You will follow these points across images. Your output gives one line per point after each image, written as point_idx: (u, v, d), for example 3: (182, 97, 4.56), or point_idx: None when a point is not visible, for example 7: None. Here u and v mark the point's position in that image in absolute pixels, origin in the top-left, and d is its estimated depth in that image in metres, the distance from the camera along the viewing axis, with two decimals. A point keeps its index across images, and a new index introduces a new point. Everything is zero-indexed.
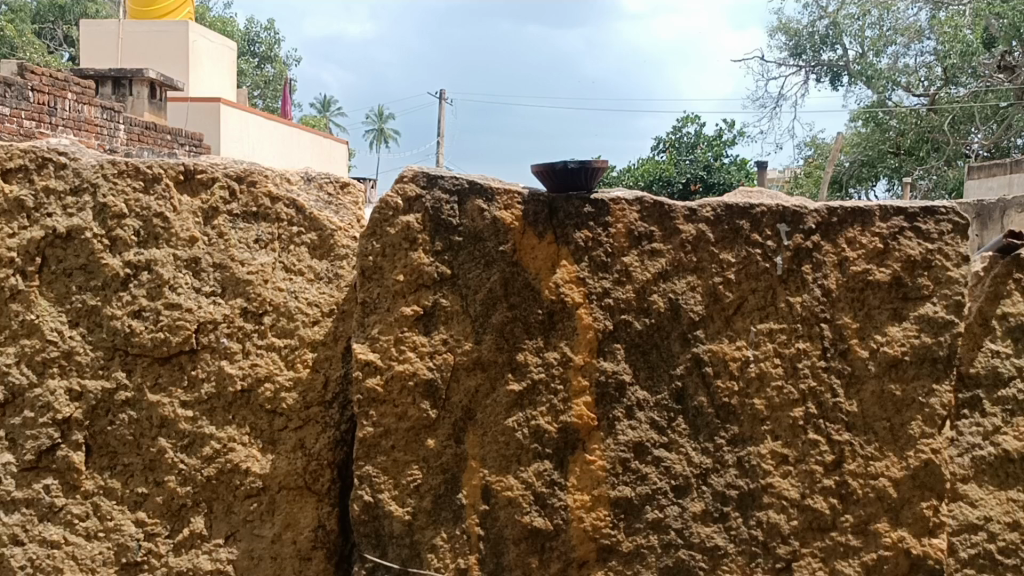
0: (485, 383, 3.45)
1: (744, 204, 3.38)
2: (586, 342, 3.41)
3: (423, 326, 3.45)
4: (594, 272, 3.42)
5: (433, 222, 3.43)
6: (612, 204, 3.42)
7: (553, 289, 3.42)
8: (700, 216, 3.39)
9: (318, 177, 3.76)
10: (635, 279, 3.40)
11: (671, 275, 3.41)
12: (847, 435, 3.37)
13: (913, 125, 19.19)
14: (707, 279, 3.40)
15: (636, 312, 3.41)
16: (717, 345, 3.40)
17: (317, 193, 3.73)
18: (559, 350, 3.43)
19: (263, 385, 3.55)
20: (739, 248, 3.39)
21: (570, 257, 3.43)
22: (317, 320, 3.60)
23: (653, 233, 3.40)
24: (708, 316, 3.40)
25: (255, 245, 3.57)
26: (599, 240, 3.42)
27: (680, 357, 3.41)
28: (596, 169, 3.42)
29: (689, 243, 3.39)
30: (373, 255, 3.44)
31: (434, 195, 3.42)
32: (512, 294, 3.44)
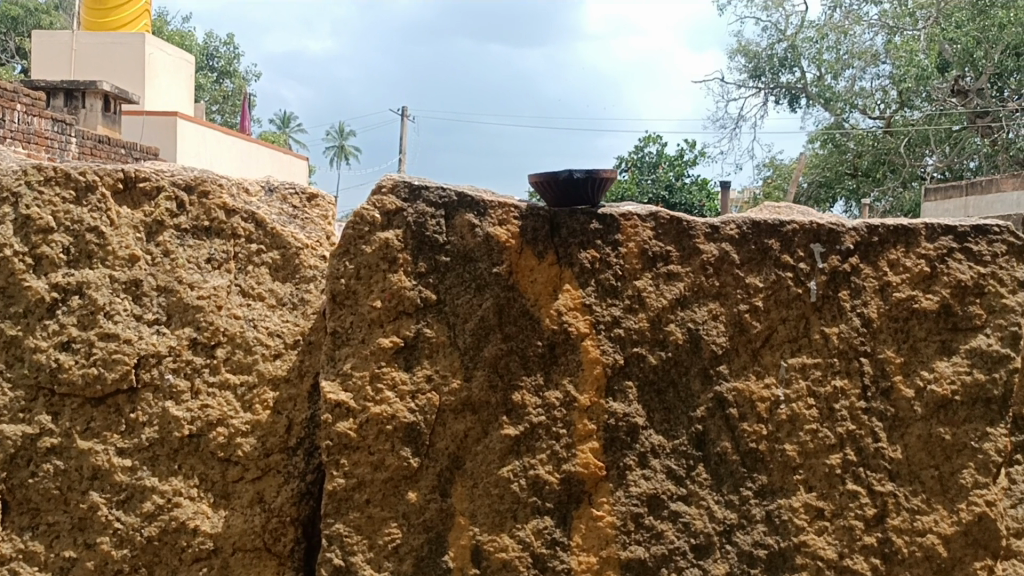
0: (476, 427, 2.99)
1: (773, 221, 2.96)
2: (592, 379, 2.97)
3: (403, 360, 3.00)
4: (602, 298, 2.98)
5: (416, 239, 2.98)
6: (623, 219, 2.98)
7: (555, 318, 2.98)
8: (723, 234, 2.96)
9: (281, 186, 3.26)
10: (648, 306, 2.96)
11: (690, 302, 2.97)
12: (890, 486, 2.95)
13: (873, 149, 18.23)
14: (731, 306, 2.96)
15: (650, 345, 2.97)
16: (743, 382, 2.97)
17: (280, 205, 3.22)
18: (561, 388, 2.98)
19: (215, 430, 3.04)
20: (768, 271, 2.96)
21: (575, 280, 2.99)
22: (279, 353, 3.09)
23: (670, 253, 2.97)
24: (733, 349, 2.97)
25: (206, 266, 3.07)
26: (608, 261, 2.98)
27: (700, 396, 2.97)
28: (604, 180, 2.97)
29: (711, 266, 2.96)
30: (346, 277, 2.99)
31: (417, 209, 2.98)
32: (507, 323, 2.98)
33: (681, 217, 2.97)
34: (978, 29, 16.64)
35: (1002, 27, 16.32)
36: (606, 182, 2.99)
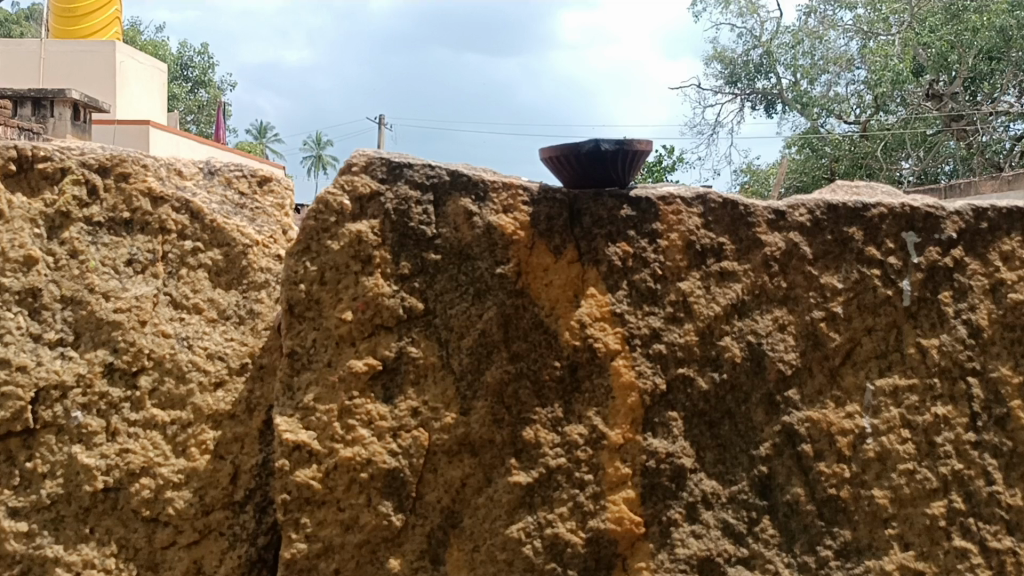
0: (477, 474, 2.33)
1: (855, 203, 2.35)
2: (626, 411, 2.31)
3: (381, 388, 2.33)
4: (637, 305, 2.33)
5: (397, 233, 2.32)
6: (662, 203, 2.34)
7: (577, 331, 2.32)
8: (790, 222, 2.34)
9: (222, 169, 2.55)
10: (697, 315, 2.32)
11: (749, 309, 2.34)
12: (1009, 542, 2.35)
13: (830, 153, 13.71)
14: (800, 312, 2.34)
15: (698, 364, 2.33)
16: (817, 410, 2.34)
17: (222, 192, 2.51)
18: (586, 422, 2.32)
19: (138, 482, 2.34)
20: (848, 267, 2.35)
21: (600, 283, 2.34)
22: (221, 381, 2.40)
23: (724, 246, 2.34)
24: (805, 368, 2.34)
25: (126, 270, 2.37)
26: (644, 258, 2.34)
27: (762, 428, 2.34)
28: (636, 154, 2.31)
29: (775, 261, 2.34)
30: (307, 282, 2.31)
31: (398, 193, 2.32)
32: (516, 339, 2.33)
33: (737, 199, 2.35)
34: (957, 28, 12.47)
35: (973, 31, 12.24)
36: (639, 156, 2.32)
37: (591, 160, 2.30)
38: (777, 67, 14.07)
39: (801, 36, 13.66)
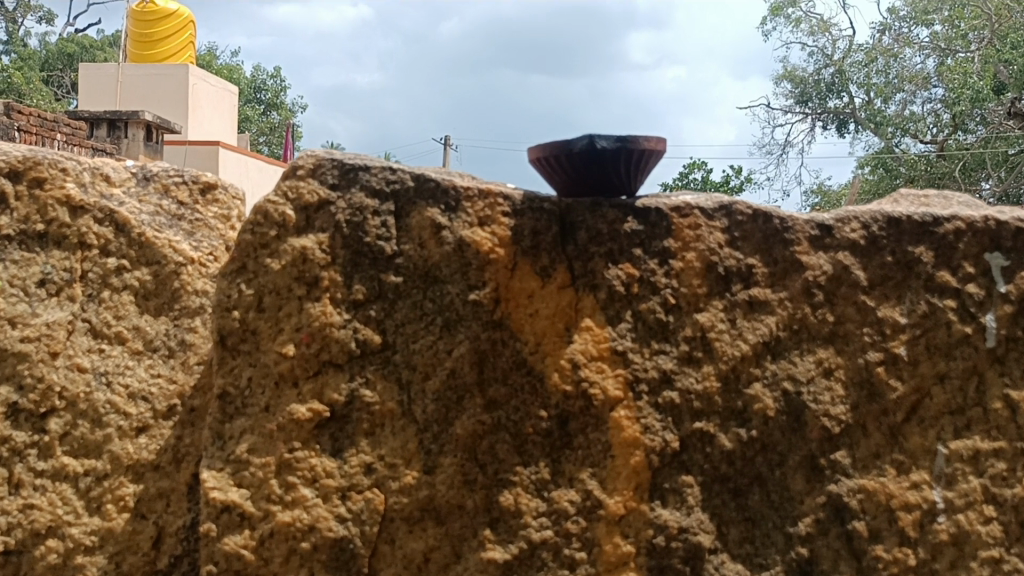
0: (444, 548, 1.88)
1: (923, 216, 1.86)
2: (628, 473, 1.85)
3: (328, 440, 1.89)
4: (644, 341, 1.87)
5: (350, 250, 1.90)
6: (677, 215, 1.88)
7: (568, 374, 1.87)
8: (839, 239, 1.86)
9: (159, 173, 2.19)
10: (719, 356, 1.85)
11: (785, 348, 1.86)
12: None
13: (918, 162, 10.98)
14: (851, 354, 1.86)
15: (720, 418, 1.86)
16: (872, 478, 1.86)
17: (157, 200, 2.15)
18: (579, 487, 1.86)
19: (44, 544, 1.94)
20: (914, 296, 1.86)
21: (598, 313, 1.88)
22: (145, 426, 2.02)
23: (754, 269, 1.86)
24: (857, 425, 1.86)
25: (37, 292, 1.98)
26: (652, 283, 1.87)
27: (802, 499, 1.86)
28: (643, 154, 1.86)
29: (820, 289, 1.86)
30: (242, 309, 1.91)
31: (351, 202, 1.90)
32: (492, 383, 1.89)
33: (771, 210, 1.87)
34: None
35: None
36: (646, 158, 1.87)
37: (586, 161, 1.86)
38: (848, 88, 12.37)
39: (875, 53, 11.90)
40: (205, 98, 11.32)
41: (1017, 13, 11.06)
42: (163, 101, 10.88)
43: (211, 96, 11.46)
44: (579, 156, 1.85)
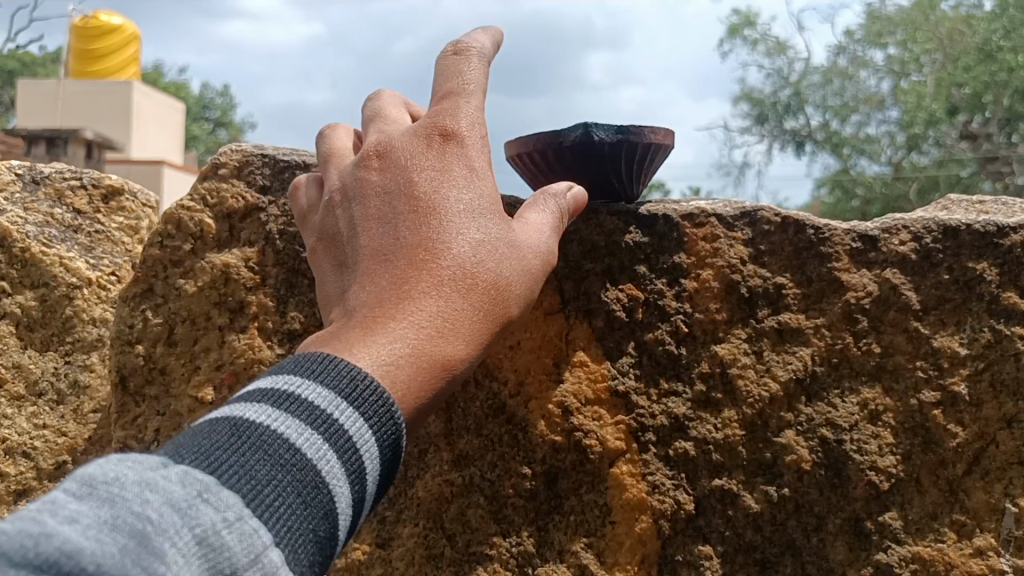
0: None
1: (985, 224, 1.54)
2: (631, 543, 1.49)
3: None
4: (649, 378, 1.54)
5: (284, 268, 1.52)
6: (689, 224, 1.56)
7: (558, 422, 1.52)
8: (886, 253, 1.54)
9: (52, 176, 1.79)
10: (743, 398, 1.51)
11: (822, 387, 1.52)
12: None
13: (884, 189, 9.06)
14: (901, 393, 1.52)
15: (744, 473, 1.51)
16: (929, 544, 1.50)
17: (48, 209, 1.75)
18: (571, 562, 1.49)
19: None
20: (975, 322, 1.53)
21: (593, 345, 1.55)
22: (26, 489, 1.63)
23: (784, 290, 1.53)
24: (910, 479, 1.51)
25: None
26: (659, 308, 1.54)
27: (845, 573, 1.49)
28: (648, 150, 1.49)
29: (864, 313, 1.52)
30: (149, 344, 1.54)
31: (286, 207, 1.53)
32: (462, 434, 1.53)
33: (803, 218, 1.55)
34: (989, 68, 8.12)
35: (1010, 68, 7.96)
36: (653, 153, 1.51)
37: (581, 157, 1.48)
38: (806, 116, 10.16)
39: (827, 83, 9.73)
40: (151, 113, 10.62)
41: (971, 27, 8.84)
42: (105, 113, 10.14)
43: (157, 113, 10.77)
44: (574, 152, 1.47)
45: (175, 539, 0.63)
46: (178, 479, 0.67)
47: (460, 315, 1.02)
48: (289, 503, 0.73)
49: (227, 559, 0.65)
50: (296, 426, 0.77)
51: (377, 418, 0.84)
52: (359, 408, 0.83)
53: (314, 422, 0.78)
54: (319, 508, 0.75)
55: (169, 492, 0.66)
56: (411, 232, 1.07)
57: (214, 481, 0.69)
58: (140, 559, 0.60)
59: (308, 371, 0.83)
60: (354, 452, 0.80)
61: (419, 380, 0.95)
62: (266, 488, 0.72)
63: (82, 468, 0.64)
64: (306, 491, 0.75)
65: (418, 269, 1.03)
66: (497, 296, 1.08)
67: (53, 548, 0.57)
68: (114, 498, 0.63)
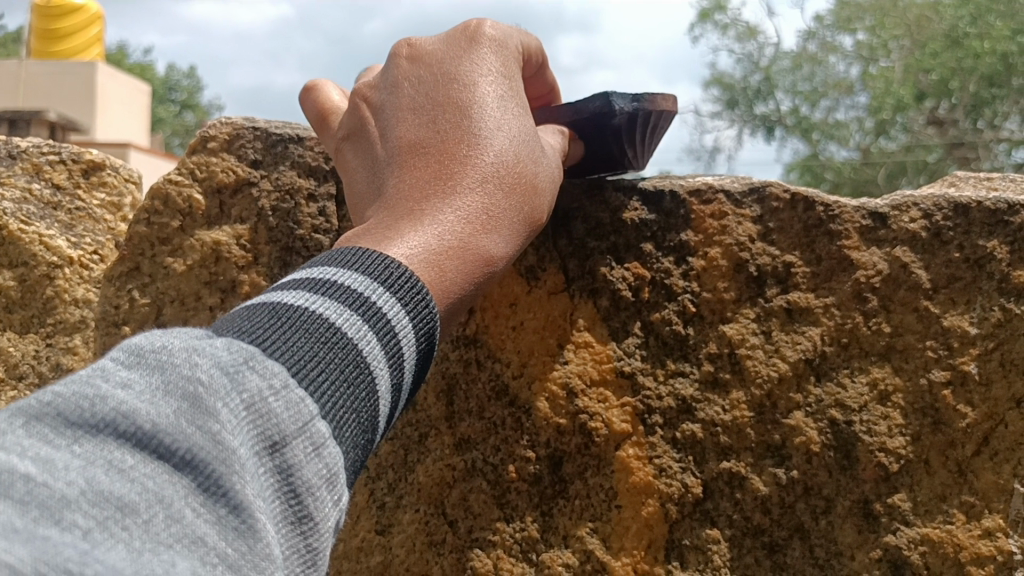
0: None
1: (996, 201, 1.48)
2: (638, 528, 1.46)
3: None
4: (656, 359, 1.50)
5: (277, 245, 1.45)
6: (696, 201, 1.51)
7: (562, 405, 1.48)
8: (896, 231, 1.49)
9: (29, 149, 1.71)
10: (751, 379, 1.48)
11: (832, 367, 1.49)
12: None
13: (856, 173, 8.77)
14: (911, 374, 1.48)
15: (753, 455, 1.48)
16: (937, 525, 1.46)
17: (25, 184, 1.68)
18: (576, 547, 1.46)
19: None
20: (984, 301, 1.48)
21: (598, 326, 1.51)
22: None
23: (793, 268, 1.49)
24: (919, 461, 1.47)
25: None
26: (666, 287, 1.50)
27: (852, 555, 1.46)
28: (658, 118, 1.42)
29: (873, 292, 1.48)
30: (136, 325, 1.48)
31: (278, 182, 1.47)
32: (464, 417, 1.51)
33: (812, 195, 1.50)
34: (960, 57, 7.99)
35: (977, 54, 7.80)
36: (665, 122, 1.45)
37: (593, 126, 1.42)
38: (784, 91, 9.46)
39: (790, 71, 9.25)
40: (115, 95, 10.39)
41: (937, 20, 8.68)
42: (67, 94, 9.88)
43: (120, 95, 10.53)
44: (586, 121, 1.41)
45: (226, 401, 0.68)
46: (226, 347, 0.72)
47: (500, 214, 1.14)
48: (332, 379, 0.77)
49: (275, 426, 0.70)
50: (338, 307, 0.82)
51: (415, 306, 0.92)
52: (402, 293, 0.91)
53: (356, 302, 0.84)
54: (361, 389, 0.80)
55: (217, 357, 0.71)
56: (452, 129, 1.18)
57: (260, 350, 0.74)
58: (193, 418, 0.66)
59: (345, 255, 0.91)
60: (393, 338, 0.86)
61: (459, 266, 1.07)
62: (309, 363, 0.76)
63: (132, 339, 0.70)
64: (349, 369, 0.79)
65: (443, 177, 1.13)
66: (518, 206, 1.17)
67: (109, 410, 0.64)
68: (164, 364, 0.68)
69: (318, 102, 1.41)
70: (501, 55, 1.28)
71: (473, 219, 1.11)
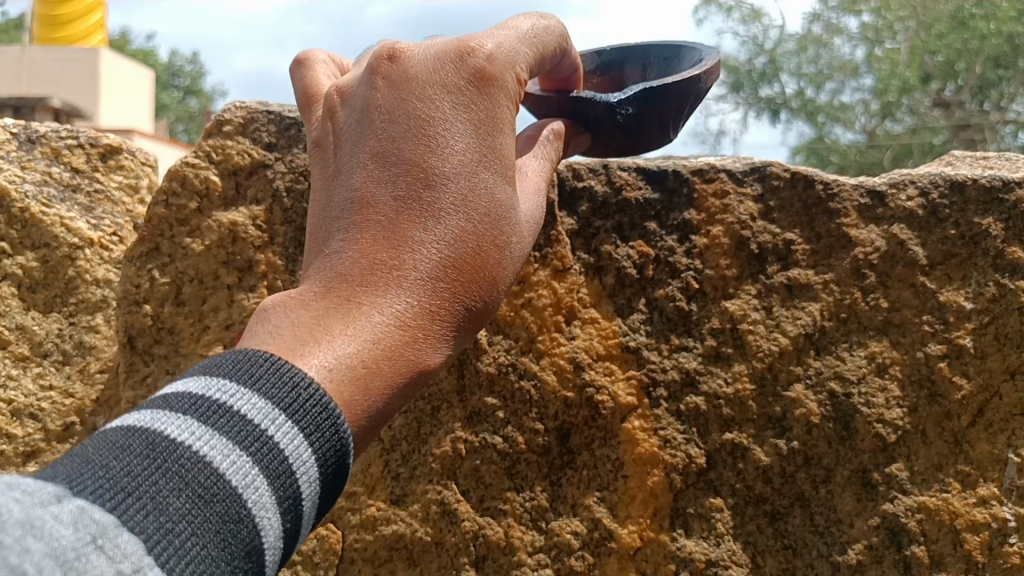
0: None
1: (991, 179, 1.52)
2: (644, 497, 1.52)
3: None
4: (661, 334, 1.54)
5: (292, 225, 1.50)
6: (699, 180, 1.56)
7: (569, 377, 1.54)
8: (894, 208, 1.53)
9: (47, 134, 1.76)
10: (753, 353, 1.52)
11: (831, 342, 1.53)
12: None
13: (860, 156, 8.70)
14: (908, 347, 1.52)
15: (754, 427, 1.52)
16: (934, 494, 1.51)
17: (44, 167, 1.72)
18: (584, 515, 1.52)
19: None
20: (979, 277, 1.52)
21: (604, 302, 1.56)
22: (35, 450, 1.64)
23: (793, 246, 1.54)
24: (915, 431, 1.52)
25: None
26: (670, 265, 1.55)
27: (851, 522, 1.51)
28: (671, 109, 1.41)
29: (871, 268, 1.53)
30: (157, 304, 1.53)
31: (292, 163, 1.51)
32: (475, 391, 1.55)
33: (812, 174, 1.55)
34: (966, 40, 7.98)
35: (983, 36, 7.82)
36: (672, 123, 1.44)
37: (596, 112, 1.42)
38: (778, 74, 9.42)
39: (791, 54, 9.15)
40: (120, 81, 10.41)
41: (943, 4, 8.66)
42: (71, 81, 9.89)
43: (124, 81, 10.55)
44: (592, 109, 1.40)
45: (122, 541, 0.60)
46: (70, 520, 0.58)
47: (439, 321, 0.94)
48: (207, 543, 0.64)
49: None
50: (257, 408, 0.71)
51: (319, 433, 0.74)
52: (328, 420, 0.76)
53: (248, 439, 0.70)
54: (239, 549, 0.66)
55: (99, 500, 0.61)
56: (410, 155, 0.99)
57: (113, 523, 0.60)
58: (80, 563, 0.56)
59: (244, 370, 0.73)
60: (288, 479, 0.71)
61: (395, 380, 0.88)
62: (211, 493, 0.66)
63: None
64: (228, 526, 0.66)
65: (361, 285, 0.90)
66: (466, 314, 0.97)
67: None
68: None
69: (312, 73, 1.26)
70: (497, 118, 1.03)
71: (410, 326, 0.91)
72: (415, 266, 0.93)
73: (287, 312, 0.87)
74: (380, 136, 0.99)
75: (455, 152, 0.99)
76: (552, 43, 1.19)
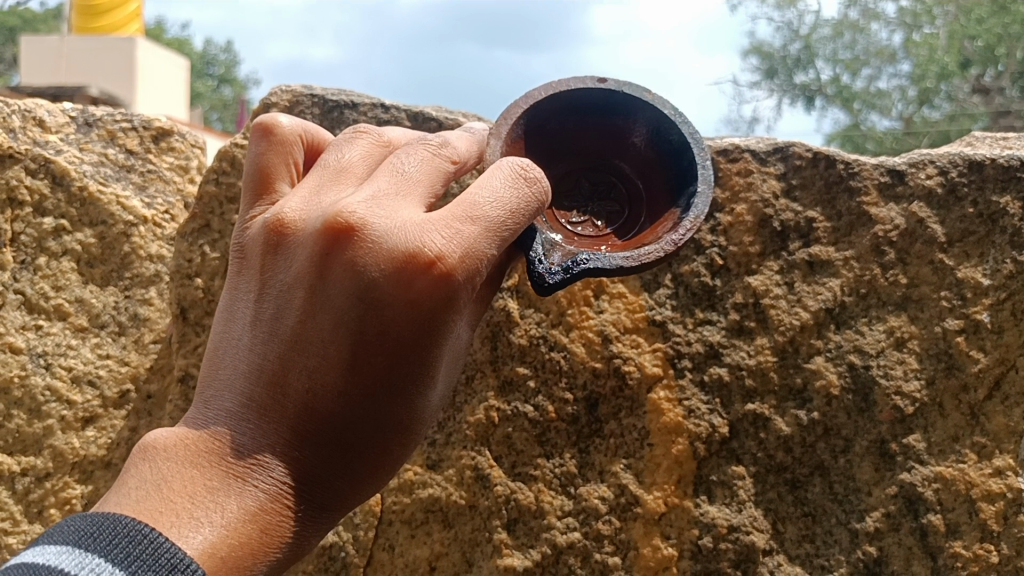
0: (452, 554, 1.63)
1: (1009, 159, 1.57)
2: (669, 465, 1.58)
3: None
4: (686, 308, 1.61)
5: None
6: (724, 160, 1.63)
7: (597, 349, 1.61)
8: (913, 187, 1.59)
9: (103, 118, 1.86)
10: (775, 326, 1.58)
11: (851, 316, 1.58)
12: None
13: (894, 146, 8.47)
14: (926, 322, 1.57)
15: (776, 398, 1.58)
16: (950, 464, 1.55)
17: (101, 149, 1.82)
18: (611, 482, 1.59)
19: None
20: (997, 254, 1.56)
21: (631, 278, 1.63)
22: (93, 416, 1.75)
23: (815, 223, 1.60)
24: (933, 404, 1.56)
25: None
26: (696, 242, 1.62)
27: (869, 491, 1.56)
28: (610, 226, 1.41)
29: (890, 245, 1.58)
30: (207, 277, 1.63)
31: None
32: (507, 361, 1.63)
33: (834, 153, 1.61)
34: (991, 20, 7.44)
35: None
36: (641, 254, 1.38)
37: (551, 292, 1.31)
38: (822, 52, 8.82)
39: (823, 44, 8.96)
40: None
41: None
42: None
43: None
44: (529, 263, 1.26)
45: None
46: None
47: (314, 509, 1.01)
48: None
49: None
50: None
51: None
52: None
53: None
54: None
55: None
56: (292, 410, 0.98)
57: None
58: None
59: (122, 548, 0.80)
60: None
61: (265, 560, 0.95)
62: None
63: None
64: None
65: (241, 476, 0.96)
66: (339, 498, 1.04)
67: None
68: None
69: (273, 157, 1.15)
70: (443, 329, 1.01)
71: (284, 511, 0.98)
72: (303, 457, 0.99)
73: (176, 466, 0.94)
74: (302, 318, 0.99)
75: (372, 355, 0.99)
76: (527, 217, 1.07)
